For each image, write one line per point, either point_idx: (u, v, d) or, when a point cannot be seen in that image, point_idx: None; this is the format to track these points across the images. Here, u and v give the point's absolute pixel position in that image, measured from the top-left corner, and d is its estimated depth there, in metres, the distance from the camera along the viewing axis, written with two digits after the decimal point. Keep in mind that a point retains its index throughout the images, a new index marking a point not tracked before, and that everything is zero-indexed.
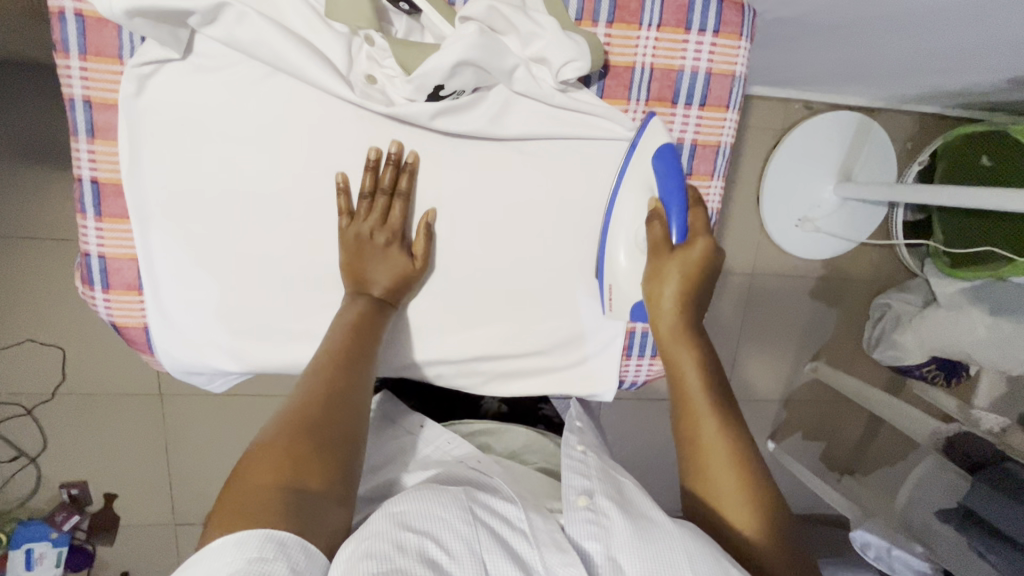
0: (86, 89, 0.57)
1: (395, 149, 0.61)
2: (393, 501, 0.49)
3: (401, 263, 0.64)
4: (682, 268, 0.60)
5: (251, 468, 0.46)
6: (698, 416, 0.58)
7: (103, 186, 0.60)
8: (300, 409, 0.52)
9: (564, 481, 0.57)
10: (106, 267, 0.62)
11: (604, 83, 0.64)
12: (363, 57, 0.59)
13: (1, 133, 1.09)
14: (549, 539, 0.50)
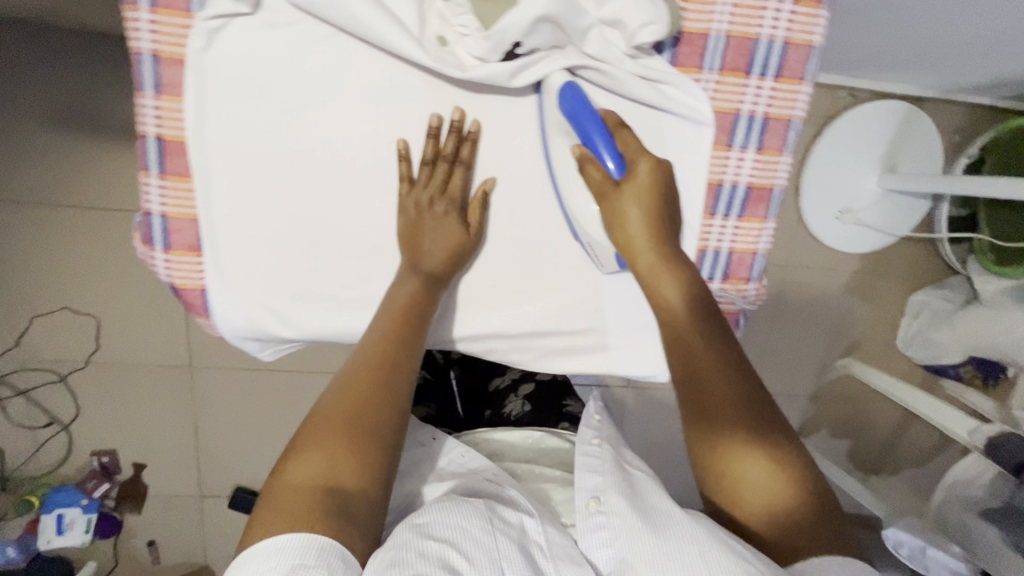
0: (155, 41, 0.55)
1: (456, 116, 0.61)
2: (416, 514, 0.52)
3: (453, 235, 0.63)
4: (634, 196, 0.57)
5: (296, 465, 0.50)
6: (671, 313, 0.59)
7: (168, 144, 0.58)
8: (352, 405, 0.54)
9: (577, 484, 0.60)
10: (167, 226, 0.60)
11: (677, 50, 0.59)
12: (434, 15, 0.57)
13: (44, 101, 1.10)
14: (564, 553, 0.53)
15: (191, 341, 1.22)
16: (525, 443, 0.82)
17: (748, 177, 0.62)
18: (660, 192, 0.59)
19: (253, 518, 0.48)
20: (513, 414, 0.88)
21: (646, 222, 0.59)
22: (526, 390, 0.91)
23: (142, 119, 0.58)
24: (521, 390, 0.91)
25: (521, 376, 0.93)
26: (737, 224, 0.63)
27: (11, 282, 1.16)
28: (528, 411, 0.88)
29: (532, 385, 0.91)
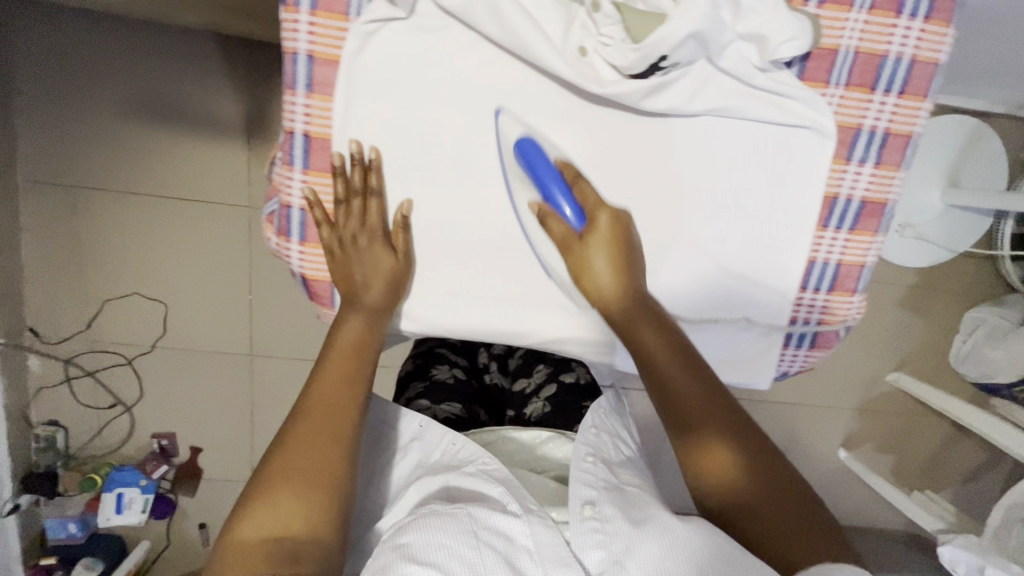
0: (312, 42, 0.51)
1: (355, 148, 0.53)
2: (402, 528, 0.54)
3: (384, 263, 0.56)
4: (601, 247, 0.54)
5: (243, 528, 0.49)
6: (637, 324, 0.55)
7: (314, 141, 0.54)
8: (307, 472, 0.52)
9: (571, 491, 0.60)
10: (305, 220, 0.57)
11: (804, 65, 0.52)
12: (577, 26, 0.48)
13: (119, 92, 1.11)
14: (553, 555, 0.55)
15: (253, 329, 1.25)
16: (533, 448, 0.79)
17: (863, 192, 0.55)
18: (622, 243, 0.54)
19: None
20: (535, 416, 0.87)
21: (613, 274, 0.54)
22: (551, 392, 0.89)
23: (289, 116, 0.53)
24: (545, 392, 0.89)
25: (547, 378, 0.91)
26: (847, 236, 0.57)
27: (85, 266, 1.20)
28: (550, 411, 0.86)
29: (557, 388, 0.89)
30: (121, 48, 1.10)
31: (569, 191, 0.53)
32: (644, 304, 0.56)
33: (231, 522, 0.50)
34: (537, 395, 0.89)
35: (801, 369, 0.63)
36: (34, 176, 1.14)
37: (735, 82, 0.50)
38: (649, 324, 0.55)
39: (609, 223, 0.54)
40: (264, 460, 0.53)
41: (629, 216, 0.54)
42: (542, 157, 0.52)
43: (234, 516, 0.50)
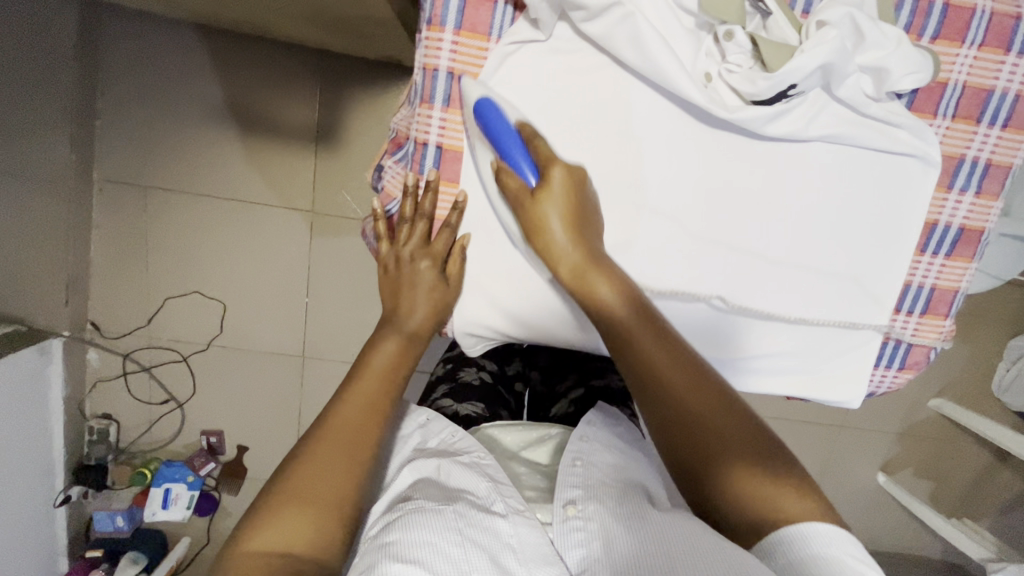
0: (455, 60, 0.52)
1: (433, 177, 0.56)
2: (387, 528, 0.52)
3: (435, 287, 0.58)
4: (554, 203, 0.53)
5: (247, 542, 0.45)
6: (591, 277, 0.54)
7: (447, 153, 0.56)
8: (325, 483, 0.48)
9: (556, 489, 0.59)
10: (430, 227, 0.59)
11: (914, 95, 0.54)
12: (702, 56, 0.51)
13: (197, 99, 1.16)
14: (537, 554, 0.52)
15: (307, 331, 1.28)
16: (540, 445, 0.75)
17: (962, 219, 0.57)
18: (578, 198, 0.53)
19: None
20: (559, 416, 0.88)
21: (567, 230, 0.53)
22: (576, 394, 0.88)
23: (424, 128, 0.55)
24: (570, 394, 0.89)
25: (574, 381, 0.91)
26: (943, 261, 0.59)
27: (150, 264, 1.23)
28: (571, 412, 0.87)
29: (582, 391, 0.89)
30: (204, 56, 1.14)
31: (528, 152, 0.53)
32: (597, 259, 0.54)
33: (236, 538, 0.45)
34: (562, 399, 0.89)
35: (888, 390, 0.64)
36: (109, 175, 1.18)
37: (847, 111, 0.53)
38: (605, 278, 0.54)
39: (563, 178, 0.53)
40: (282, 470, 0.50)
41: (584, 171, 0.54)
42: (500, 117, 0.52)
43: (243, 528, 0.46)
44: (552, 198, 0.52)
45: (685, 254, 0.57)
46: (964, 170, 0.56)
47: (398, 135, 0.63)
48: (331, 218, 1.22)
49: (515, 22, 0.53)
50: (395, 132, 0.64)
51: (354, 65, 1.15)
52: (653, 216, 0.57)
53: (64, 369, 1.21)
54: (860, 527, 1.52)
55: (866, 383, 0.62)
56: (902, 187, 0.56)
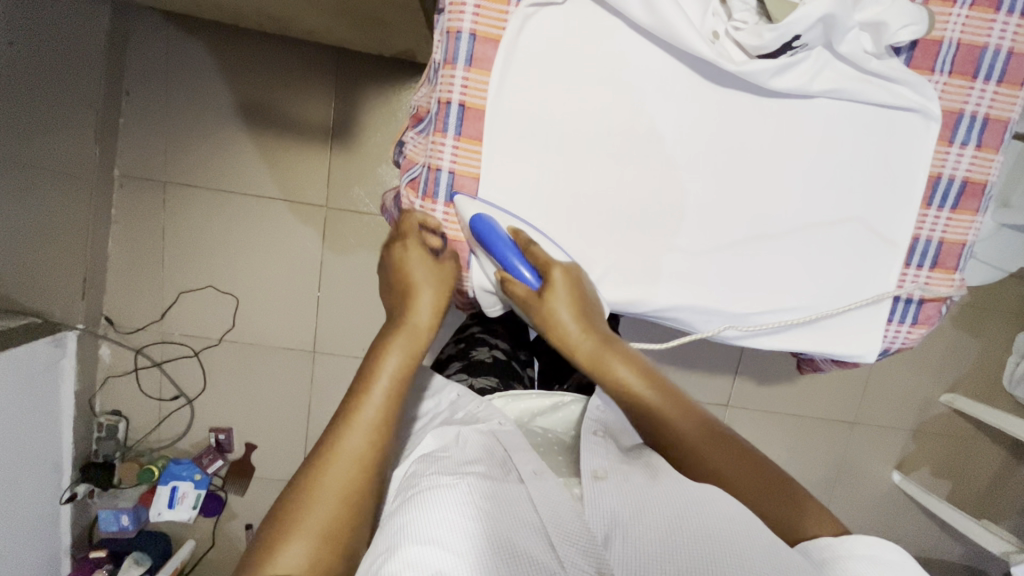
0: (478, 21, 0.53)
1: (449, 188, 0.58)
2: (401, 507, 0.50)
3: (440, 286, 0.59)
4: (560, 302, 0.57)
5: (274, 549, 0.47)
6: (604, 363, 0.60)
7: (470, 112, 0.55)
8: (336, 498, 0.49)
9: (582, 458, 0.57)
10: (453, 183, 0.57)
11: (910, 54, 0.57)
12: (710, 13, 0.54)
13: (217, 98, 1.20)
14: (557, 520, 0.50)
15: (319, 327, 1.29)
16: (555, 411, 0.76)
17: (965, 172, 0.60)
18: (578, 292, 0.58)
19: None
20: (573, 387, 0.89)
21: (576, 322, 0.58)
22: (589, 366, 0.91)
23: (447, 88, 0.55)
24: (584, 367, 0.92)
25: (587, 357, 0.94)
26: (950, 215, 0.61)
27: (166, 260, 1.26)
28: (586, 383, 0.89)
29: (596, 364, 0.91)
30: (225, 56, 1.19)
31: (524, 256, 0.57)
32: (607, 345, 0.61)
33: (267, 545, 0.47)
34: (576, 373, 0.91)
35: (903, 346, 0.65)
36: (130, 172, 1.22)
37: (849, 68, 0.56)
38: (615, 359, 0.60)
39: (563, 278, 0.57)
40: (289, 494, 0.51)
41: (579, 267, 0.58)
42: (494, 231, 0.55)
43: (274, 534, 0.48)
44: (554, 297, 0.57)
45: (698, 207, 0.59)
46: (963, 126, 0.58)
47: (419, 110, 0.65)
48: (346, 214, 1.25)
49: None
50: (416, 108, 0.66)
51: (372, 67, 1.20)
52: (665, 169, 0.58)
53: (77, 363, 1.22)
54: (876, 530, 1.49)
55: (881, 338, 0.63)
56: (896, 145, 0.58)
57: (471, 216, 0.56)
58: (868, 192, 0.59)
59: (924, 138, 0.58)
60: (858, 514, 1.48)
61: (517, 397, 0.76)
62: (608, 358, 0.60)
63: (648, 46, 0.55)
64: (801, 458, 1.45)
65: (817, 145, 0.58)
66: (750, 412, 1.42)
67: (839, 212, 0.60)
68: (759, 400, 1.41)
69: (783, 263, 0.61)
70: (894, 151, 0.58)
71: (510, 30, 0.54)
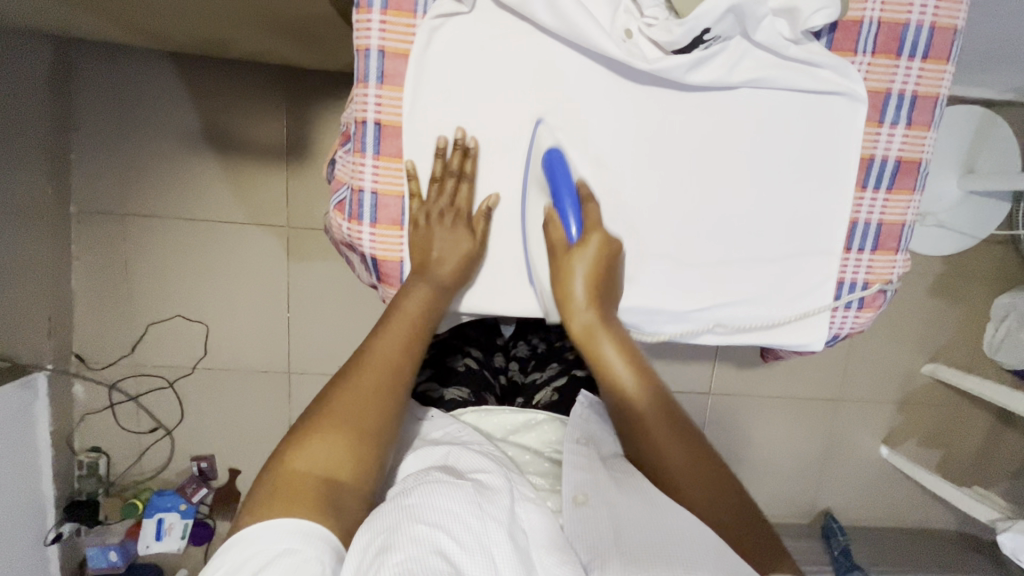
0: (385, 38, 0.52)
1: (460, 136, 0.55)
2: (405, 491, 0.52)
3: (462, 245, 0.57)
4: (582, 265, 0.56)
5: (296, 456, 0.51)
6: (599, 341, 0.59)
7: (386, 129, 0.54)
8: (364, 421, 0.54)
9: (563, 479, 0.59)
10: (376, 202, 0.56)
11: (832, 36, 0.56)
12: (621, 11, 0.52)
13: (167, 123, 1.19)
14: (548, 544, 0.52)
15: (292, 347, 1.28)
16: (527, 431, 0.75)
17: (897, 151, 0.59)
18: (608, 267, 0.57)
19: (248, 506, 0.48)
20: (542, 404, 0.83)
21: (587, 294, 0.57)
22: (559, 381, 0.86)
23: (361, 107, 0.54)
24: (554, 381, 0.87)
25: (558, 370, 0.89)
26: (886, 196, 0.60)
27: (131, 293, 1.25)
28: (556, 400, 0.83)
29: (566, 379, 0.86)
30: (170, 82, 1.18)
31: (580, 210, 0.56)
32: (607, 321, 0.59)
33: (283, 452, 0.51)
34: (547, 388, 0.86)
35: (852, 331, 0.64)
36: (88, 207, 1.21)
37: (770, 56, 0.54)
38: (612, 342, 0.59)
39: (599, 247, 0.56)
40: (324, 397, 0.55)
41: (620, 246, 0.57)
42: (566, 169, 0.54)
43: (291, 445, 0.52)
44: (582, 262, 0.55)
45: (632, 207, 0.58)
46: (892, 105, 0.57)
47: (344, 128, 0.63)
48: (308, 232, 1.24)
49: None
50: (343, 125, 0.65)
51: (321, 81, 1.19)
52: (592, 173, 0.57)
53: (51, 404, 1.21)
54: (869, 504, 1.49)
55: (826, 324, 0.62)
56: (825, 127, 0.57)
57: (548, 150, 0.55)
58: (803, 177, 0.58)
59: (852, 119, 0.57)
60: (850, 491, 1.48)
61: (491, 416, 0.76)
62: (606, 341, 0.59)
63: (562, 50, 0.54)
64: (788, 440, 1.45)
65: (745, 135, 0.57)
66: (733, 398, 1.41)
67: (776, 199, 0.59)
68: (739, 386, 1.41)
69: (721, 257, 0.60)
70: (823, 134, 0.57)
71: (418, 44, 0.53)
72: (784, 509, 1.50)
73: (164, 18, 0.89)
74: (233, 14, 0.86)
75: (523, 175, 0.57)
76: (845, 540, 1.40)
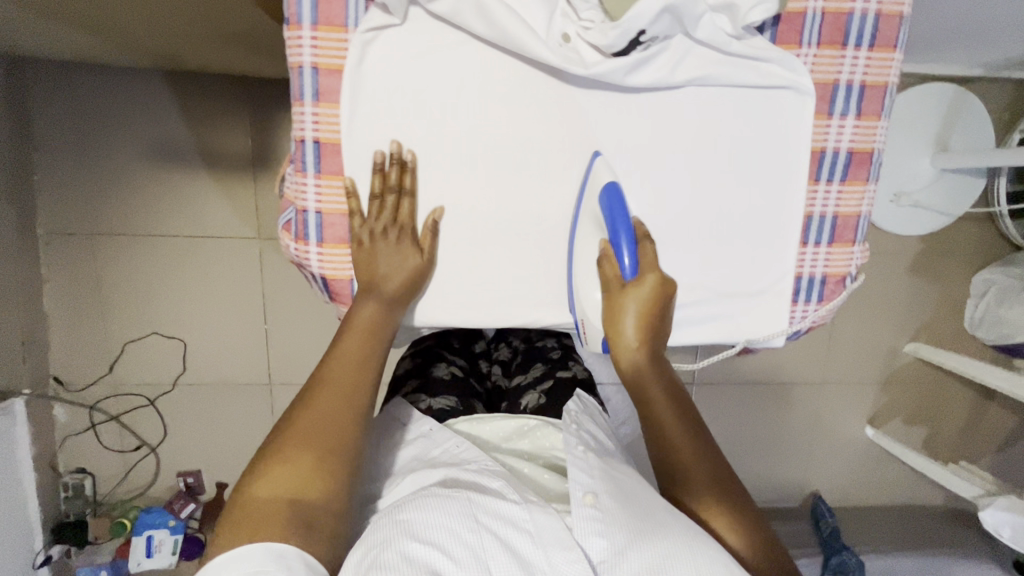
0: (316, 55, 0.51)
1: (394, 150, 0.54)
2: (399, 508, 0.53)
3: (409, 260, 0.55)
4: (636, 303, 0.55)
5: (262, 484, 0.50)
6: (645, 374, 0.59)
7: (326, 147, 0.53)
8: (328, 441, 0.52)
9: (571, 479, 0.58)
10: (321, 222, 0.56)
11: (777, 29, 0.55)
12: (558, 13, 0.50)
13: (130, 139, 1.17)
14: (555, 540, 0.52)
15: (271, 359, 1.28)
16: (520, 437, 0.76)
17: (849, 143, 0.58)
18: (660, 305, 0.56)
19: (218, 538, 0.48)
20: (531, 408, 0.84)
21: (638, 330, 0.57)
22: (546, 385, 0.88)
23: (299, 125, 0.53)
24: (540, 386, 0.88)
25: (543, 374, 0.90)
26: (840, 188, 0.59)
27: (106, 312, 1.24)
28: (543, 403, 0.84)
29: (551, 383, 0.88)
30: (129, 97, 1.16)
31: (637, 248, 0.55)
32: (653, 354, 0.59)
33: (246, 481, 0.51)
34: (533, 393, 0.87)
35: (812, 326, 0.64)
36: (55, 228, 1.19)
37: (713, 53, 0.54)
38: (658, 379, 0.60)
39: (655, 285, 0.55)
40: (283, 419, 0.54)
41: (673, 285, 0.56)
42: (625, 212, 0.54)
43: (253, 472, 0.51)
44: (636, 299, 0.55)
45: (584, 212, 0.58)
46: (840, 96, 0.56)
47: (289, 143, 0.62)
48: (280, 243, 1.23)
49: (369, 9, 0.51)
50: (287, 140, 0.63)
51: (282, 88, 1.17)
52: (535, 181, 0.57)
53: (31, 428, 1.20)
54: (856, 485, 1.50)
55: (786, 320, 0.62)
56: (772, 120, 0.56)
57: (608, 182, 0.55)
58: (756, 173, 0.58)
59: (801, 114, 0.56)
60: (837, 472, 1.49)
61: (494, 422, 0.77)
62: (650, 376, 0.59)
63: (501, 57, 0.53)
64: (774, 426, 1.45)
65: (692, 134, 0.56)
66: (717, 387, 1.41)
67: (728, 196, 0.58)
68: (723, 374, 1.41)
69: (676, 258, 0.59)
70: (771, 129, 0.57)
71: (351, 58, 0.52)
72: (772, 493, 1.51)
73: (112, 33, 0.87)
74: (181, 27, 0.84)
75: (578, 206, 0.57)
76: (833, 521, 1.41)
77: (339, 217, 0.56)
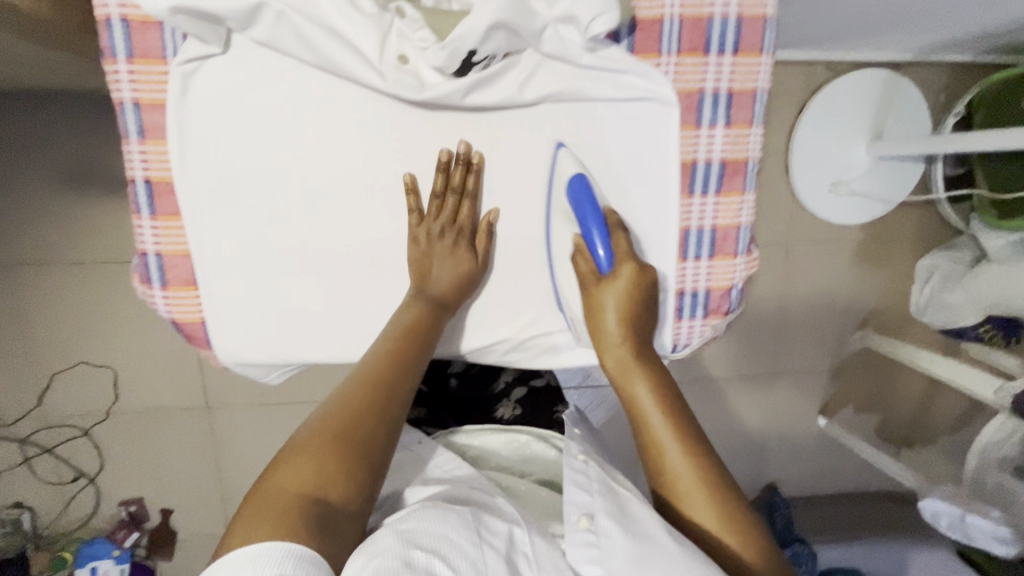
0: (134, 90, 0.56)
1: (463, 150, 0.60)
2: (399, 518, 0.47)
3: (464, 263, 0.63)
4: (614, 294, 0.60)
5: (284, 467, 0.48)
6: (629, 376, 0.59)
7: (157, 186, 0.59)
8: (351, 430, 0.51)
9: (567, 497, 0.51)
10: (162, 264, 0.61)
11: (634, 37, 0.59)
12: (394, 35, 0.56)
13: (36, 165, 1.13)
14: (552, 566, 0.47)
15: (205, 383, 1.25)
16: (515, 453, 0.78)
17: (720, 153, 0.62)
18: (637, 296, 0.60)
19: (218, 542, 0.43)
20: (507, 419, 0.85)
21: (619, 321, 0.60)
22: (518, 393, 0.88)
23: (128, 165, 0.58)
24: (512, 394, 0.88)
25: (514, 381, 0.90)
26: (716, 199, 0.63)
27: (28, 344, 1.20)
28: (520, 414, 0.85)
29: (524, 390, 0.89)
30: (30, 122, 1.11)
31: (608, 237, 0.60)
32: (639, 354, 0.60)
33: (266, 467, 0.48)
34: (506, 400, 0.87)
35: (701, 340, 0.68)
36: None
37: (567, 64, 0.58)
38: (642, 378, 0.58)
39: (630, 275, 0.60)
40: (311, 416, 0.53)
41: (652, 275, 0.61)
42: (592, 199, 0.59)
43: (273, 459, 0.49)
44: (614, 288, 0.60)
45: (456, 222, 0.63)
46: (705, 106, 0.60)
47: None
48: None
49: (186, 38, 0.56)
50: None
51: None
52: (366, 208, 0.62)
53: None
54: (812, 473, 1.50)
55: (668, 336, 0.66)
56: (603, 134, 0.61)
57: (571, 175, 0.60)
58: (615, 178, 0.62)
59: (666, 126, 0.61)
60: (791, 464, 1.49)
61: (495, 431, 0.79)
62: (632, 375, 0.59)
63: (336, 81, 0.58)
64: (727, 421, 1.44)
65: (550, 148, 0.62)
66: None
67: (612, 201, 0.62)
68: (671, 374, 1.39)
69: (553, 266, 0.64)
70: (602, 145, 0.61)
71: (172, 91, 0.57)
72: None
73: None
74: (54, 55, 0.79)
75: (550, 206, 0.63)
76: (787, 513, 1.41)
77: (395, 220, 0.63)
